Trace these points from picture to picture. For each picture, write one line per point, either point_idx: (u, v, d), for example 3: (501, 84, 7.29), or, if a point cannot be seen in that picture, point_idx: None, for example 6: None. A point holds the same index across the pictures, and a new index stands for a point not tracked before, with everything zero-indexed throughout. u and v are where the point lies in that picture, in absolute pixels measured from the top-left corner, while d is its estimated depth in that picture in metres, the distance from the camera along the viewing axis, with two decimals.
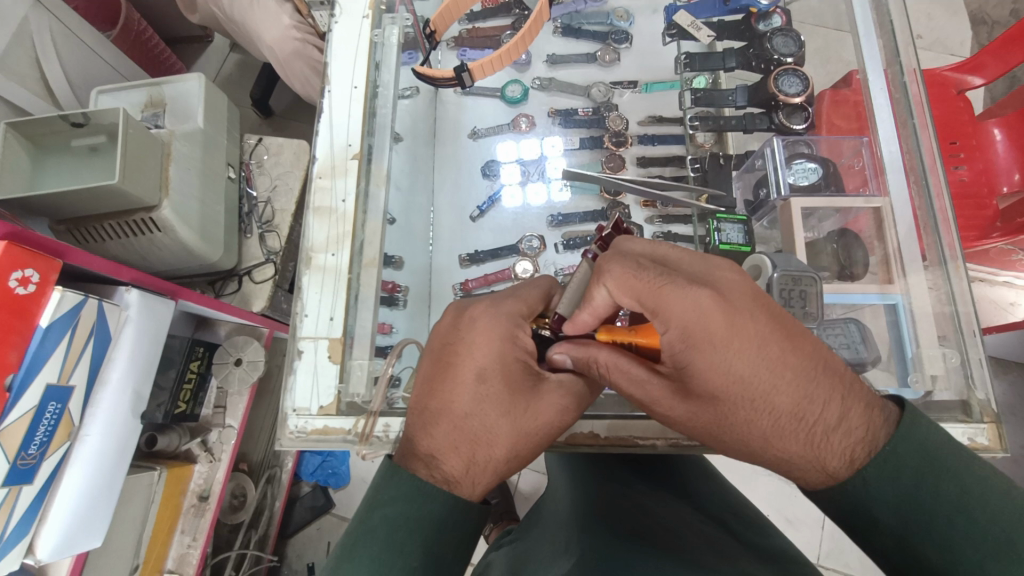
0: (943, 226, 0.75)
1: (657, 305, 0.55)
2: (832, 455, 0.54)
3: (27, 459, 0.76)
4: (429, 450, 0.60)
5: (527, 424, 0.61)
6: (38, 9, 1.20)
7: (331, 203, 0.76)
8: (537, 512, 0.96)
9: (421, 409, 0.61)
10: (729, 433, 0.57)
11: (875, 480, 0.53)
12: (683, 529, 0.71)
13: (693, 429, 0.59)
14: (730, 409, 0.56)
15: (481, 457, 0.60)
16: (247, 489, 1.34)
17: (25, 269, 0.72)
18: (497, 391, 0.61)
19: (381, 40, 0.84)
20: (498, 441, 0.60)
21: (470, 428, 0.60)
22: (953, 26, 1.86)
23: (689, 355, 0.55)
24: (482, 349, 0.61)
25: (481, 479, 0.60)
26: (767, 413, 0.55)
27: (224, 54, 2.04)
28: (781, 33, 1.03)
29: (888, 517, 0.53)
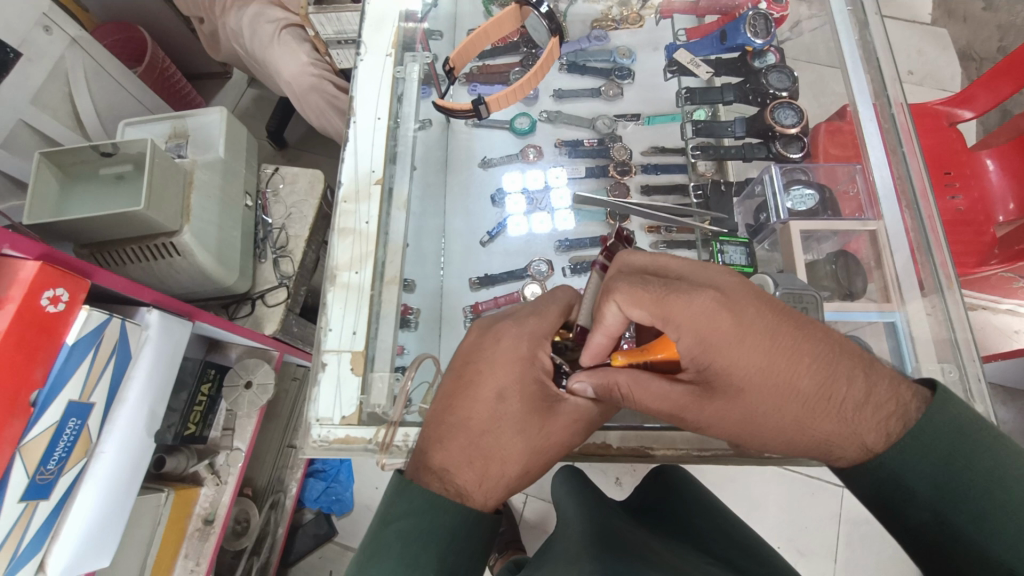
0: (934, 243, 0.79)
1: (669, 315, 0.58)
2: (868, 430, 0.55)
3: (45, 475, 0.77)
4: (442, 467, 0.62)
5: (539, 441, 0.64)
6: (74, 48, 1.28)
7: (355, 225, 0.80)
8: (548, 548, 0.93)
9: (437, 422, 0.64)
10: (762, 426, 0.59)
11: (910, 450, 0.54)
12: (687, 567, 0.69)
13: (726, 428, 0.61)
14: (757, 403, 0.58)
15: (495, 472, 0.62)
16: (252, 514, 1.31)
17: (55, 289, 0.75)
18: (514, 409, 0.63)
19: (404, 76, 0.90)
20: (510, 458, 0.62)
21: (485, 442, 0.62)
22: (943, 63, 1.94)
23: (709, 353, 0.58)
24: (504, 368, 0.64)
25: (493, 493, 0.62)
26: (793, 401, 0.57)
27: (242, 89, 2.14)
28: (776, 70, 1.12)
29: (924, 490, 0.53)
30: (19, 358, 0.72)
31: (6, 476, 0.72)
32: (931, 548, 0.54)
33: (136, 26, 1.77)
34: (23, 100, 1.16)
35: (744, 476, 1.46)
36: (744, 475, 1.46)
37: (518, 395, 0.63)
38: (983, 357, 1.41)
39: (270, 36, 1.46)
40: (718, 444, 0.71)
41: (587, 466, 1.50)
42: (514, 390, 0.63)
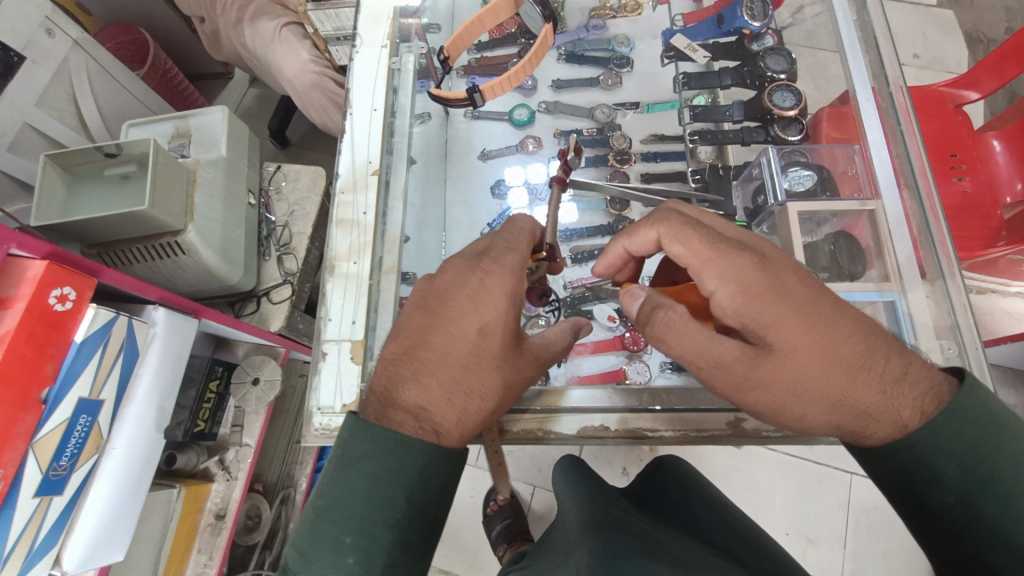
0: (934, 225, 0.79)
1: (721, 258, 0.60)
2: (904, 407, 0.55)
3: (58, 470, 0.79)
4: (416, 404, 0.59)
5: (513, 375, 0.64)
6: (77, 50, 1.29)
7: (353, 216, 0.82)
8: (549, 539, 0.94)
9: (412, 359, 0.62)
10: (800, 394, 0.58)
11: (943, 431, 0.54)
12: (689, 557, 0.68)
13: (763, 398, 0.59)
14: (800, 366, 0.57)
15: (470, 408, 0.61)
16: (263, 509, 1.33)
17: (63, 287, 0.76)
18: (488, 344, 0.62)
19: (399, 67, 0.90)
20: (486, 395, 0.62)
21: (462, 377, 0.61)
22: (948, 45, 1.91)
23: (756, 307, 0.58)
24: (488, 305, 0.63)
25: (467, 430, 0.61)
26: (837, 367, 0.57)
27: (244, 88, 2.15)
28: (774, 52, 1.09)
29: (951, 472, 0.53)
30: (30, 356, 0.73)
31: (19, 471, 0.73)
32: (950, 528, 0.54)
33: (138, 28, 1.79)
34: (28, 103, 1.18)
35: (751, 465, 1.46)
36: (750, 464, 1.46)
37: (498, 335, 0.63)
38: (992, 342, 1.39)
39: (270, 35, 1.47)
40: (716, 424, 0.73)
41: (593, 458, 1.50)
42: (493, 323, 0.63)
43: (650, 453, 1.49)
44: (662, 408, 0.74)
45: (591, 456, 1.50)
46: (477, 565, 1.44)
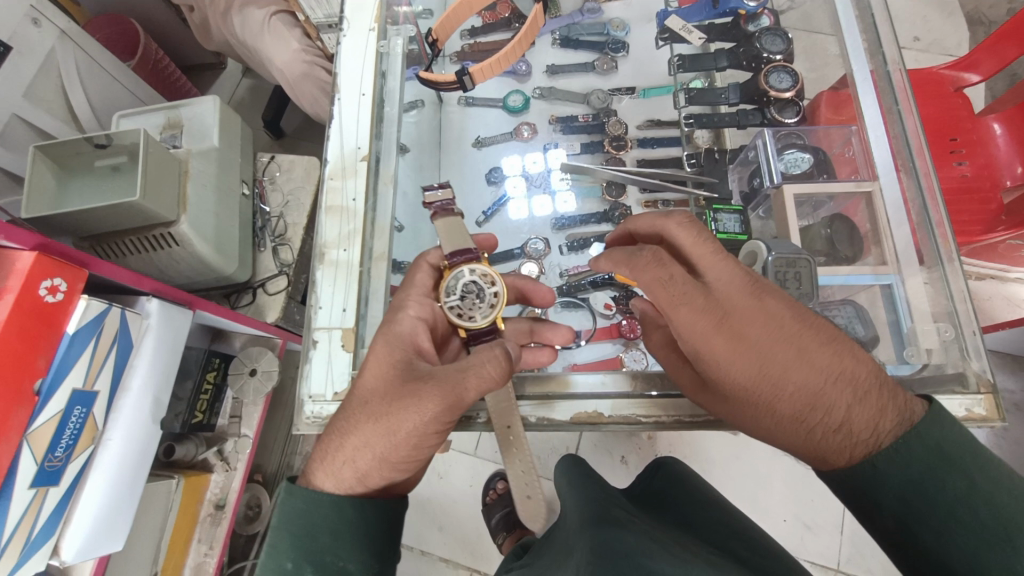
0: (931, 205, 0.76)
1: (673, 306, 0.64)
2: (831, 452, 0.58)
3: (53, 461, 0.79)
4: (320, 444, 0.65)
5: (381, 413, 0.61)
6: (64, 41, 1.28)
7: (342, 202, 0.80)
8: (549, 536, 0.94)
9: (344, 408, 0.64)
10: (745, 425, 0.66)
11: (882, 470, 0.55)
12: (690, 556, 0.68)
13: (715, 410, 0.68)
14: (738, 407, 0.64)
15: (340, 450, 0.62)
16: (263, 500, 1.34)
17: (53, 278, 0.75)
18: (403, 389, 0.61)
19: (388, 51, 0.89)
20: (355, 440, 0.61)
21: (344, 417, 0.64)
22: (950, 27, 1.88)
23: (699, 352, 0.63)
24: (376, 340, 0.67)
25: (342, 479, 0.62)
26: (770, 412, 0.61)
27: (237, 79, 2.12)
28: (770, 32, 1.07)
29: (890, 499, 0.55)
30: (21, 348, 0.73)
31: (14, 463, 0.73)
32: (898, 549, 0.56)
33: (128, 18, 1.76)
34: (16, 95, 1.17)
35: (749, 453, 1.46)
36: (748, 451, 1.46)
37: (373, 371, 0.64)
38: (990, 327, 1.39)
39: (259, 23, 1.44)
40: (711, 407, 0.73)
41: (592, 447, 1.51)
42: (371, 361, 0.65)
43: (648, 442, 1.50)
44: (658, 394, 0.74)
45: (590, 446, 1.51)
46: (478, 554, 1.45)
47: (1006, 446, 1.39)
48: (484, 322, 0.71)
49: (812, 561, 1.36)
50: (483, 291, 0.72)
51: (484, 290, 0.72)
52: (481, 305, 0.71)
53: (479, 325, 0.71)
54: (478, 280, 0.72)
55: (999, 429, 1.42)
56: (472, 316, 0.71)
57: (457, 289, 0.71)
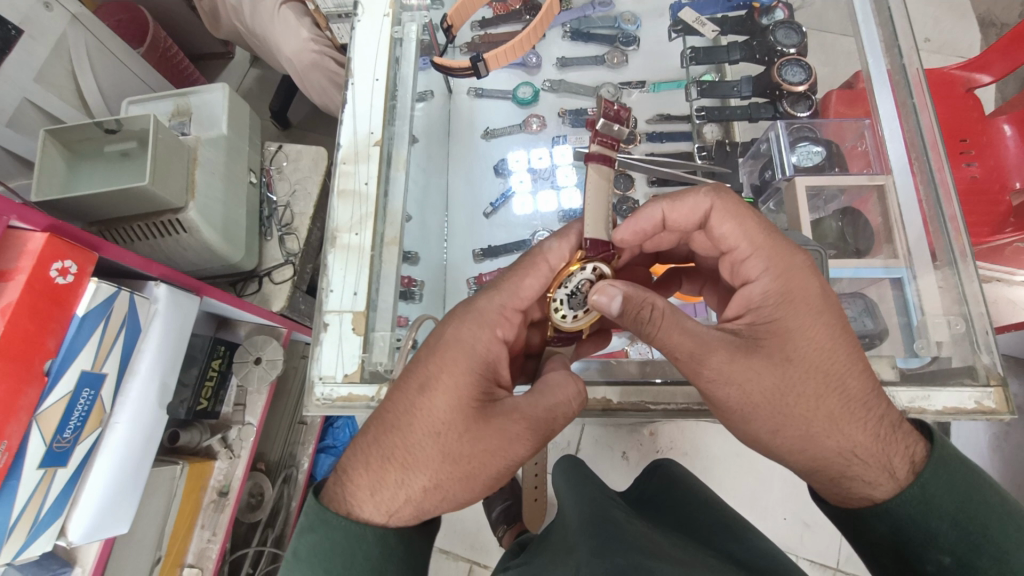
0: (943, 198, 0.77)
1: (772, 251, 0.66)
2: (896, 458, 0.60)
3: (61, 442, 0.79)
4: (367, 478, 0.60)
5: (461, 455, 0.60)
6: (75, 25, 1.28)
7: (354, 186, 0.81)
8: (547, 537, 0.94)
9: (406, 441, 0.60)
10: (792, 409, 0.61)
11: (933, 492, 0.58)
12: (687, 557, 0.68)
13: (733, 398, 0.61)
14: (801, 376, 0.61)
15: (403, 490, 0.59)
16: (265, 488, 1.33)
17: (64, 260, 0.76)
18: (488, 429, 0.60)
19: (401, 37, 0.90)
20: (425, 481, 0.60)
21: (407, 450, 0.60)
22: (961, 29, 1.87)
23: (779, 309, 0.63)
24: (441, 360, 0.63)
25: (400, 517, 0.60)
26: (843, 393, 0.61)
27: (245, 69, 2.12)
28: (784, 25, 1.07)
29: (946, 532, 0.57)
30: (32, 328, 0.73)
31: (23, 443, 0.74)
32: None
33: (137, 6, 1.76)
34: (27, 78, 1.17)
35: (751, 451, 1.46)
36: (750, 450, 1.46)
37: (447, 400, 0.61)
38: (995, 330, 1.38)
39: (269, 12, 1.44)
40: None
41: (593, 443, 1.51)
42: (441, 388, 0.62)
43: (650, 439, 1.50)
44: (663, 380, 0.76)
45: (592, 441, 1.51)
46: (477, 546, 1.45)
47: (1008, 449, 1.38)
48: (569, 326, 0.72)
49: (809, 559, 1.37)
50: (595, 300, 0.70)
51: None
52: (580, 308, 0.71)
53: (566, 327, 0.71)
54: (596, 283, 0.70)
55: (1001, 431, 1.41)
56: (568, 312, 0.71)
57: (571, 285, 0.69)
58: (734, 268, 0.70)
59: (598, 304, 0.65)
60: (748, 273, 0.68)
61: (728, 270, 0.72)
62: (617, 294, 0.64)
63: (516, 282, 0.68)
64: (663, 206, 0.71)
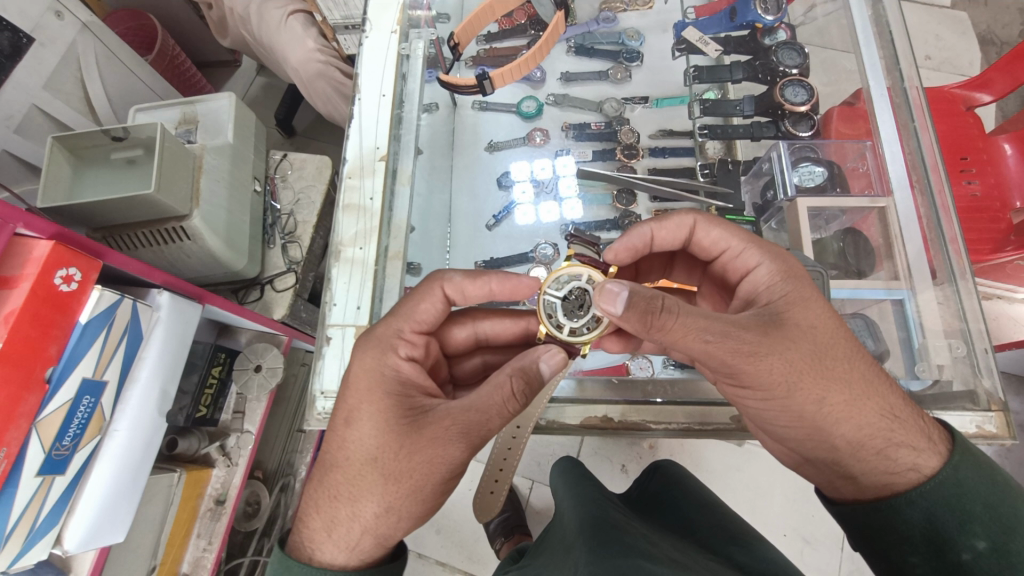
0: (945, 222, 0.78)
1: (760, 243, 0.71)
2: (922, 429, 0.61)
3: (60, 450, 0.79)
4: (321, 517, 0.60)
5: (402, 473, 0.58)
6: (85, 33, 1.29)
7: (359, 202, 0.82)
8: (545, 536, 0.95)
9: (347, 470, 0.60)
10: (822, 385, 0.59)
11: (965, 477, 0.58)
12: (688, 560, 0.68)
13: (777, 369, 0.58)
14: (827, 349, 0.60)
15: (357, 521, 0.59)
16: (262, 497, 1.32)
17: (68, 268, 0.76)
18: (421, 443, 0.58)
19: (408, 53, 0.90)
20: (377, 507, 0.59)
21: (347, 483, 0.60)
22: (961, 46, 1.89)
23: (789, 283, 0.65)
24: (354, 389, 0.63)
25: (363, 548, 0.59)
26: (860, 365, 0.61)
27: (251, 77, 2.14)
28: (786, 46, 1.08)
29: (980, 514, 0.56)
30: (34, 336, 0.73)
31: (22, 450, 0.74)
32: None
33: (146, 14, 1.78)
34: (36, 85, 1.18)
35: (750, 465, 1.45)
36: (750, 465, 1.45)
37: (372, 425, 0.60)
38: (995, 347, 1.38)
39: (276, 22, 1.45)
40: (719, 418, 0.75)
41: (592, 454, 1.51)
42: (365, 415, 0.61)
43: (649, 451, 1.49)
44: (663, 401, 0.76)
45: (590, 453, 1.51)
46: (474, 558, 1.44)
47: (1011, 467, 1.37)
48: (565, 336, 0.69)
49: None
50: (589, 306, 0.70)
51: (591, 304, 0.70)
52: (575, 316, 0.70)
53: (562, 336, 0.69)
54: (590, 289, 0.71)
55: (1003, 450, 1.40)
56: (561, 319, 0.70)
57: (564, 290, 0.71)
58: (728, 266, 0.74)
59: (605, 309, 0.59)
60: (747, 263, 0.71)
61: (724, 272, 0.76)
62: (624, 290, 0.58)
63: (411, 307, 0.70)
64: (652, 224, 0.75)
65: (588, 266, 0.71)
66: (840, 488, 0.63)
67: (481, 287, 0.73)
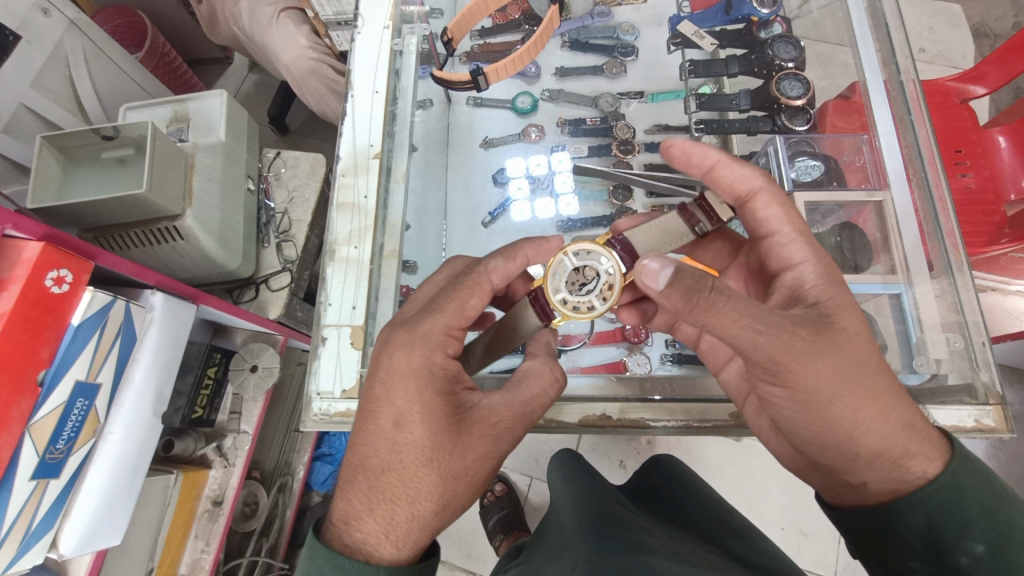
0: (942, 214, 0.80)
1: (808, 237, 0.69)
2: (933, 438, 0.61)
3: (54, 453, 0.79)
4: (376, 522, 0.58)
5: (460, 469, 0.60)
6: (73, 31, 1.27)
7: (354, 200, 0.81)
8: (542, 530, 0.95)
9: (400, 471, 0.58)
10: (855, 390, 0.58)
11: (964, 483, 0.58)
12: (686, 551, 0.69)
13: (824, 373, 0.57)
14: (863, 354, 0.60)
15: (415, 521, 0.58)
16: (260, 497, 1.31)
17: (59, 269, 0.75)
18: (475, 437, 0.61)
19: (401, 49, 0.90)
20: (437, 502, 0.59)
21: (403, 486, 0.58)
22: (955, 40, 1.89)
23: (834, 288, 0.63)
24: (401, 392, 0.60)
25: (420, 544, 0.59)
26: (891, 373, 0.61)
27: (243, 74, 2.12)
28: (782, 39, 1.09)
29: (976, 518, 0.57)
30: (25, 338, 0.72)
31: (15, 454, 0.73)
32: None
33: (135, 11, 1.76)
34: (23, 84, 1.16)
35: (747, 459, 1.46)
36: (748, 459, 1.45)
37: (426, 426, 0.59)
38: (991, 338, 1.38)
39: (267, 19, 1.44)
40: (719, 415, 0.75)
41: (590, 450, 1.51)
42: (418, 417, 0.59)
43: (647, 446, 1.49)
44: (662, 399, 0.76)
45: (588, 449, 1.51)
46: (473, 555, 1.44)
47: (1005, 458, 1.39)
48: (553, 298, 0.69)
49: (808, 569, 1.36)
50: (593, 285, 0.69)
51: (594, 287, 0.69)
52: (574, 289, 0.70)
53: (551, 296, 0.69)
54: (603, 275, 0.70)
55: (997, 441, 1.41)
56: (560, 289, 0.70)
57: (581, 260, 0.70)
58: (770, 257, 0.71)
59: (646, 285, 0.57)
60: (792, 256, 0.68)
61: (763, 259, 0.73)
62: (668, 268, 0.55)
63: (455, 299, 0.65)
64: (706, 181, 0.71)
65: (616, 258, 0.70)
66: (842, 493, 0.64)
67: (519, 262, 0.70)
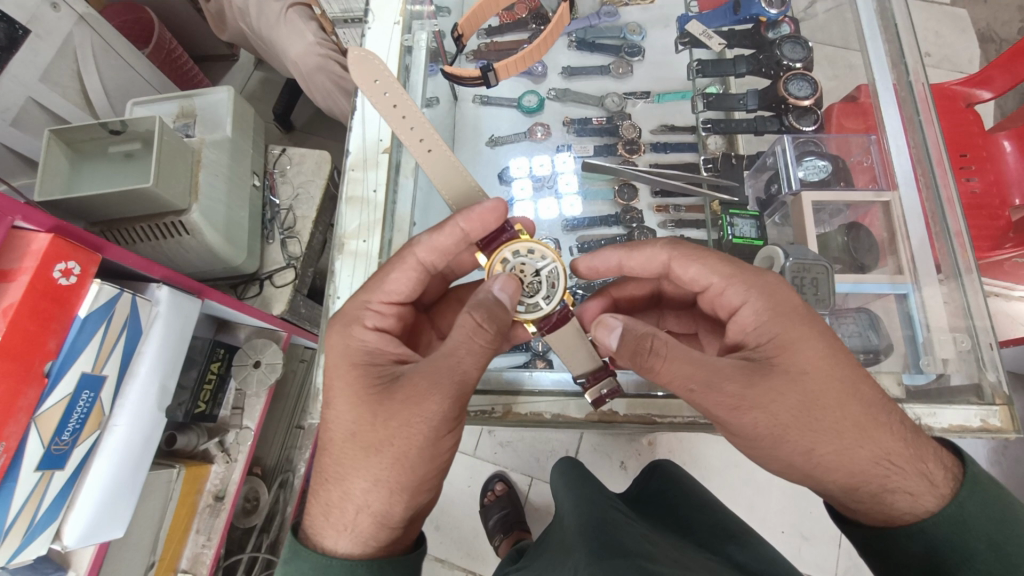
0: (949, 213, 0.79)
1: (744, 275, 0.68)
2: (920, 468, 0.58)
3: (59, 445, 0.79)
4: (320, 501, 0.62)
5: (382, 442, 0.59)
6: (82, 26, 1.27)
7: (363, 194, 0.82)
8: (545, 539, 0.94)
9: (335, 452, 0.62)
10: (803, 434, 0.58)
11: (972, 512, 0.57)
12: (686, 558, 0.69)
13: (760, 423, 0.59)
14: (813, 394, 0.59)
15: (350, 502, 0.60)
16: (261, 493, 1.32)
17: (68, 261, 0.75)
18: (397, 406, 0.58)
19: (410, 45, 0.92)
20: (381, 457, 0.59)
21: (335, 466, 0.62)
22: (961, 44, 1.89)
23: (779, 323, 0.63)
24: (333, 372, 0.65)
25: (366, 528, 0.60)
26: (852, 410, 0.59)
27: (249, 72, 2.13)
28: (791, 40, 1.09)
29: (983, 553, 0.56)
30: (34, 329, 0.73)
31: (21, 445, 0.73)
32: None
33: (144, 8, 1.77)
34: (33, 78, 1.17)
35: (748, 461, 1.46)
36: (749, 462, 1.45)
37: (344, 403, 0.62)
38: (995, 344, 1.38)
39: (275, 15, 1.44)
40: None
41: (591, 452, 1.50)
42: (338, 395, 0.63)
43: (648, 448, 1.49)
44: (663, 395, 0.77)
45: (589, 450, 1.51)
46: (473, 555, 1.44)
47: (1008, 463, 1.38)
48: (503, 252, 0.69)
49: (808, 573, 1.36)
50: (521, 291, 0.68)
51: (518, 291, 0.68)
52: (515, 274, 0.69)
53: (502, 254, 0.69)
54: (529, 303, 0.67)
55: (999, 446, 1.41)
56: (507, 262, 0.69)
57: (545, 278, 0.68)
58: (716, 301, 0.71)
59: (602, 339, 0.65)
60: (732, 301, 0.68)
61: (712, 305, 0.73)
62: (619, 325, 0.64)
63: (381, 278, 0.70)
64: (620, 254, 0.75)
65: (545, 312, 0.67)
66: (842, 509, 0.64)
67: (449, 235, 0.68)
